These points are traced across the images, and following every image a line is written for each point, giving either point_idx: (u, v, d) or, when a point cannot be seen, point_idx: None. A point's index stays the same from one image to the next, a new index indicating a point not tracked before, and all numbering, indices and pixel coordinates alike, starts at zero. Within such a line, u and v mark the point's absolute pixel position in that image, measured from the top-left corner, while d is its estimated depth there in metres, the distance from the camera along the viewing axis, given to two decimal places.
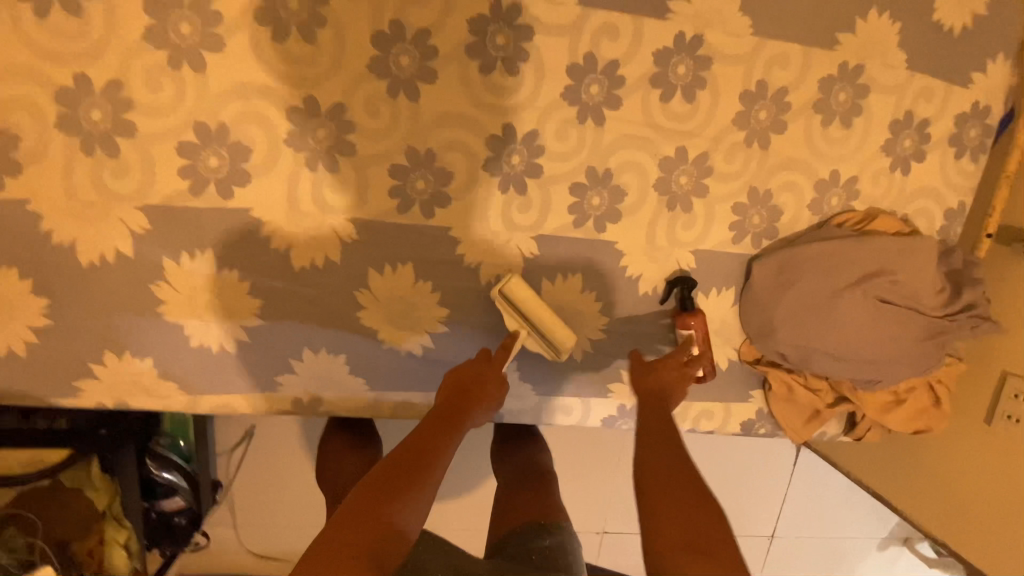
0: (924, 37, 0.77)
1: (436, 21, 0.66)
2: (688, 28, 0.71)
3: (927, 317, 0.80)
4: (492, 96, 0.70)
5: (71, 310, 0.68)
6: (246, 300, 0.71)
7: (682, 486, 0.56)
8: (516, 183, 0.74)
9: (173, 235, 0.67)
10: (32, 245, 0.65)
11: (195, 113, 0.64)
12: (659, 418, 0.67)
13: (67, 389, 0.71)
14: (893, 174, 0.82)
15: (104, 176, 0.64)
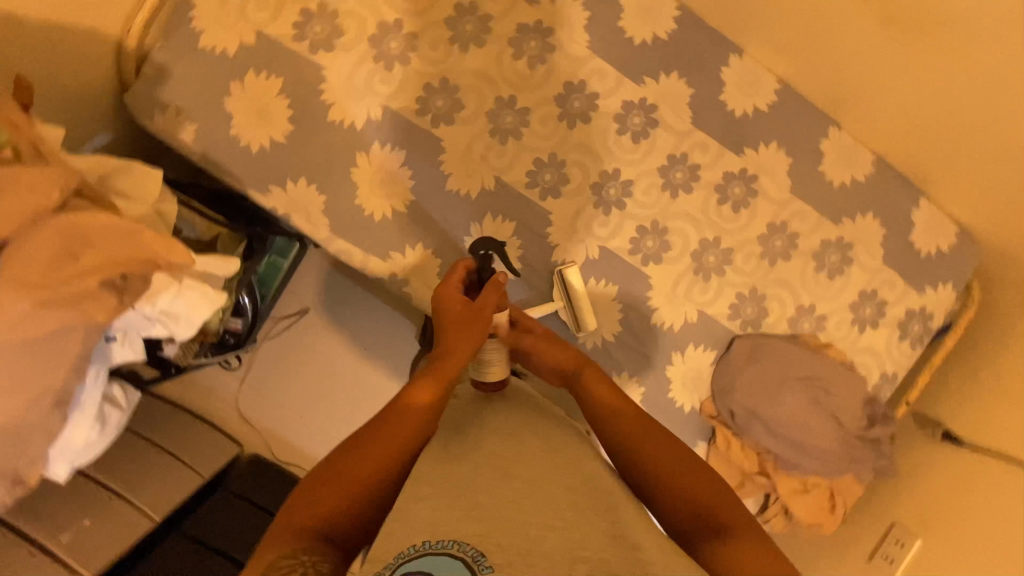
0: (899, 246, 1.12)
1: (606, 91, 1.04)
2: (750, 168, 1.08)
3: (845, 432, 1.06)
4: (617, 149, 1.06)
5: (301, 141, 1.00)
6: (405, 192, 1.03)
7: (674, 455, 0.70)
8: (606, 206, 1.07)
9: (391, 130, 1.01)
10: (307, 94, 0.99)
11: (447, 72, 1.01)
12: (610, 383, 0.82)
13: (262, 187, 1.00)
14: (852, 327, 1.12)
15: (375, 78, 1.00)
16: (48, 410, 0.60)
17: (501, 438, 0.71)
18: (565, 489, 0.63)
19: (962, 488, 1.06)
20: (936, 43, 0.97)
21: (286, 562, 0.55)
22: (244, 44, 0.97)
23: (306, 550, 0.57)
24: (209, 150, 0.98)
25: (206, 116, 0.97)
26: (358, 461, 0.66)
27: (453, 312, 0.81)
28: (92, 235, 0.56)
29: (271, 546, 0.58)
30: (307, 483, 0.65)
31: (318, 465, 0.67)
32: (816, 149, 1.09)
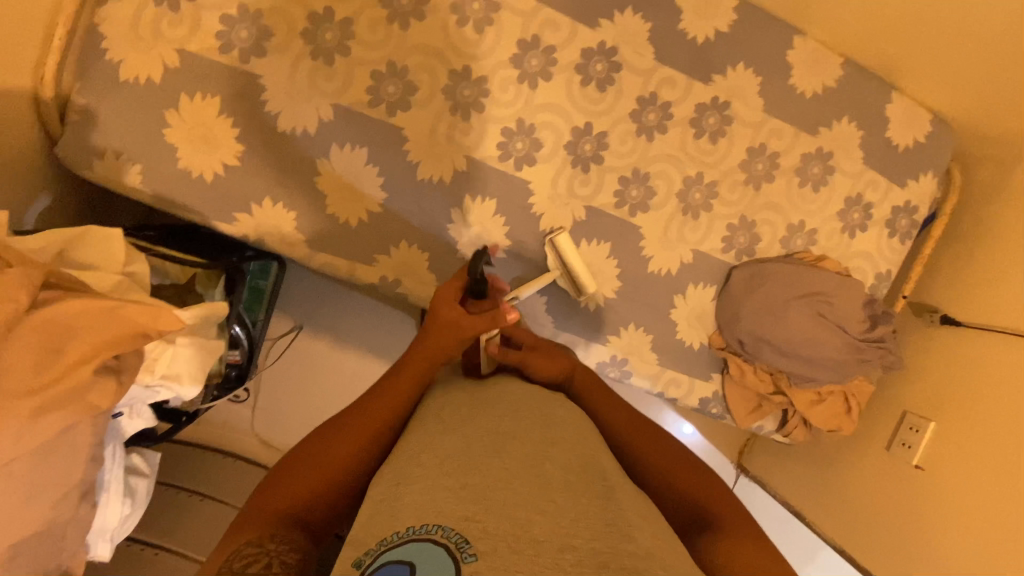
0: (878, 145, 1.11)
1: (563, 42, 0.99)
2: (722, 94, 1.05)
3: (852, 338, 1.08)
4: (584, 101, 1.01)
5: (255, 161, 0.94)
6: (376, 190, 0.98)
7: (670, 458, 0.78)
8: (584, 164, 1.04)
9: (346, 128, 0.95)
10: (249, 108, 0.92)
11: (392, 54, 0.94)
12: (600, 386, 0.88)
13: (227, 217, 0.95)
14: (843, 235, 1.13)
15: (318, 76, 0.93)
16: (76, 502, 0.59)
17: (493, 420, 0.69)
18: (552, 464, 0.62)
19: (964, 367, 1.11)
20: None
21: (254, 543, 0.60)
22: (168, 68, 0.89)
23: (274, 533, 0.62)
24: (161, 189, 0.92)
25: (149, 154, 0.91)
26: (326, 450, 0.71)
27: (441, 319, 0.81)
28: (75, 322, 0.54)
29: (245, 527, 0.63)
30: (279, 470, 0.70)
31: (291, 455, 0.72)
32: (783, 62, 1.06)
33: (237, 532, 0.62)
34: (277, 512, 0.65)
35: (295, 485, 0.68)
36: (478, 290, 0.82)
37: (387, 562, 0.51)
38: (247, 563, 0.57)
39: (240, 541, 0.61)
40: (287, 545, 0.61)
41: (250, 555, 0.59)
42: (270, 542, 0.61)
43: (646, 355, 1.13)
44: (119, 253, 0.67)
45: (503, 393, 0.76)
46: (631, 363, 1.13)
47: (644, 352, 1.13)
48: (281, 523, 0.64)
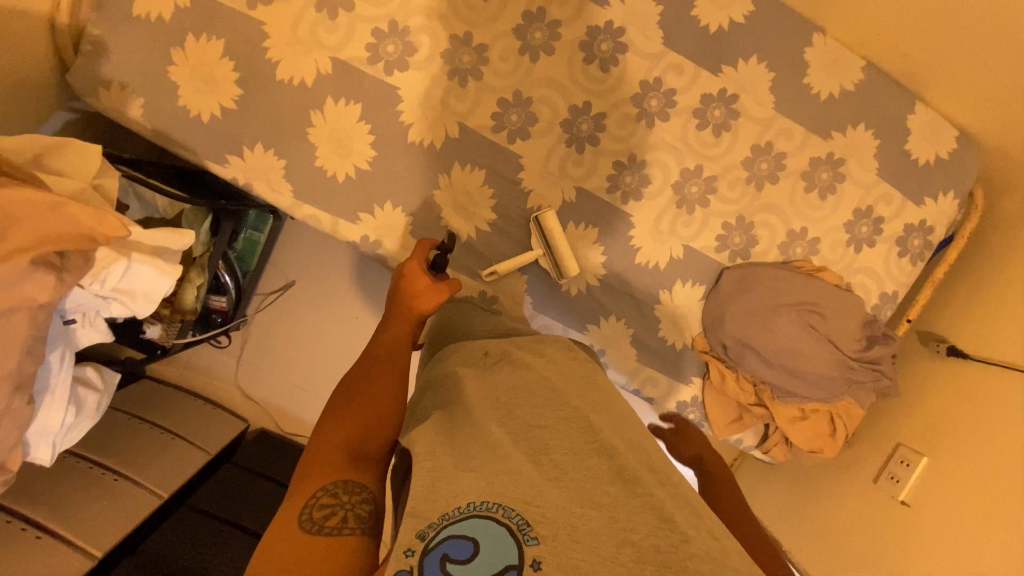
0: (895, 156, 1.05)
1: (569, 18, 0.97)
2: (730, 87, 1.01)
3: (844, 355, 1.02)
4: (585, 80, 0.99)
5: (251, 106, 0.96)
6: (366, 149, 0.99)
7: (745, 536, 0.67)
8: (579, 144, 1.02)
9: (343, 83, 0.96)
10: (251, 54, 0.94)
11: (395, 14, 0.94)
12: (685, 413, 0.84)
13: (220, 159, 0.97)
14: (847, 248, 1.07)
15: (320, 29, 0.94)
16: (9, 395, 0.61)
17: (544, 393, 0.67)
18: (604, 451, 0.58)
19: (968, 404, 1.03)
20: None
21: (329, 491, 0.61)
22: (179, 7, 0.92)
23: (344, 477, 0.63)
24: (159, 125, 0.95)
25: (151, 89, 0.94)
26: (374, 402, 0.74)
27: (419, 285, 0.87)
28: (15, 212, 0.56)
29: (312, 471, 0.64)
30: (332, 417, 0.72)
31: (346, 402, 0.74)
32: (799, 59, 1.01)
33: (308, 475, 0.63)
34: (343, 455, 0.66)
35: (354, 432, 0.69)
36: (440, 263, 0.90)
37: (452, 535, 0.53)
38: (327, 517, 0.59)
39: (314, 488, 0.62)
40: (361, 490, 0.63)
41: (326, 508, 0.60)
42: (343, 487, 0.62)
43: (625, 350, 1.09)
44: (92, 165, 0.69)
45: (549, 363, 0.74)
46: (608, 355, 1.09)
47: (622, 346, 1.09)
48: (351, 464, 0.65)
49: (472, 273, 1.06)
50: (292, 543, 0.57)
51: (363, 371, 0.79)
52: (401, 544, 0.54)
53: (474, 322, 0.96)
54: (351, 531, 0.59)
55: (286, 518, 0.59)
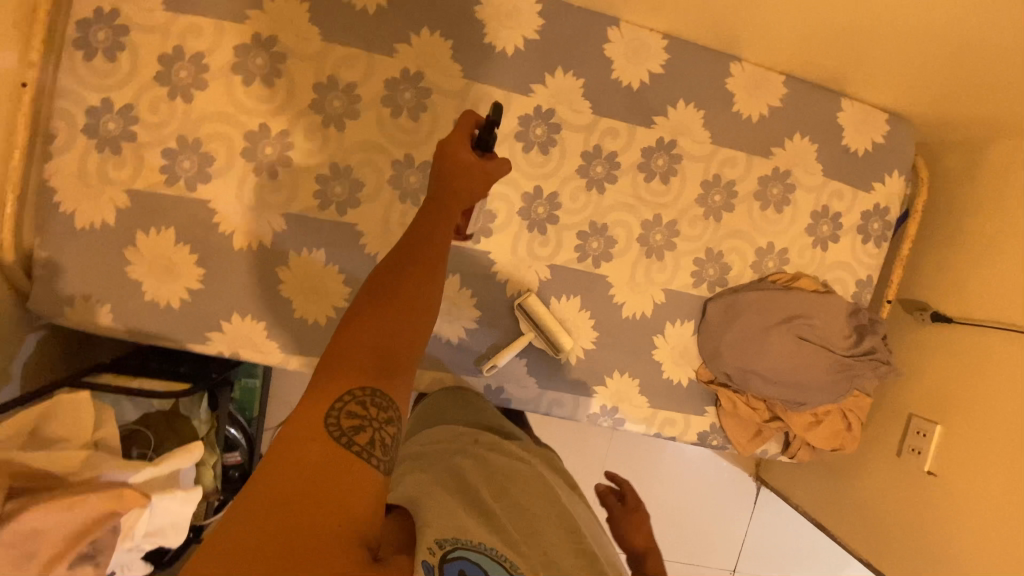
0: (836, 154, 1.10)
1: (499, 114, 1.00)
2: (666, 134, 1.04)
3: (837, 355, 1.06)
4: (529, 166, 1.02)
5: (217, 281, 0.96)
6: (339, 288, 1.00)
7: None
8: (540, 226, 1.04)
9: (300, 234, 0.97)
10: (203, 232, 0.94)
11: (333, 156, 0.96)
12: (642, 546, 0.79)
13: (201, 337, 0.97)
14: (815, 250, 1.11)
15: (265, 191, 0.95)
16: None
17: (534, 491, 0.74)
18: (586, 555, 0.64)
19: (964, 369, 1.07)
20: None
21: (355, 399, 0.62)
22: (119, 208, 0.92)
23: (373, 386, 0.63)
24: (133, 324, 0.95)
25: (114, 293, 0.93)
26: (412, 309, 0.68)
27: (464, 165, 0.73)
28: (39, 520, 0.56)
29: (341, 368, 0.63)
30: (369, 309, 0.67)
31: (384, 299, 0.67)
32: (723, 91, 1.05)
33: (341, 371, 0.63)
34: (373, 362, 0.64)
35: (387, 335, 0.66)
36: (486, 140, 0.75)
37: (467, 557, 0.58)
38: (355, 429, 0.60)
39: (344, 387, 0.62)
40: (390, 411, 0.64)
41: (356, 419, 0.61)
42: (372, 398, 0.63)
43: (636, 400, 1.11)
44: (85, 421, 0.70)
45: (535, 470, 0.81)
46: (622, 410, 1.11)
47: (633, 398, 1.11)
48: (384, 375, 0.64)
49: (473, 372, 1.07)
50: (320, 444, 0.58)
51: (399, 262, 0.71)
52: (424, 544, 0.60)
53: (448, 410, 1.00)
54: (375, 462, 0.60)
55: (317, 412, 0.60)
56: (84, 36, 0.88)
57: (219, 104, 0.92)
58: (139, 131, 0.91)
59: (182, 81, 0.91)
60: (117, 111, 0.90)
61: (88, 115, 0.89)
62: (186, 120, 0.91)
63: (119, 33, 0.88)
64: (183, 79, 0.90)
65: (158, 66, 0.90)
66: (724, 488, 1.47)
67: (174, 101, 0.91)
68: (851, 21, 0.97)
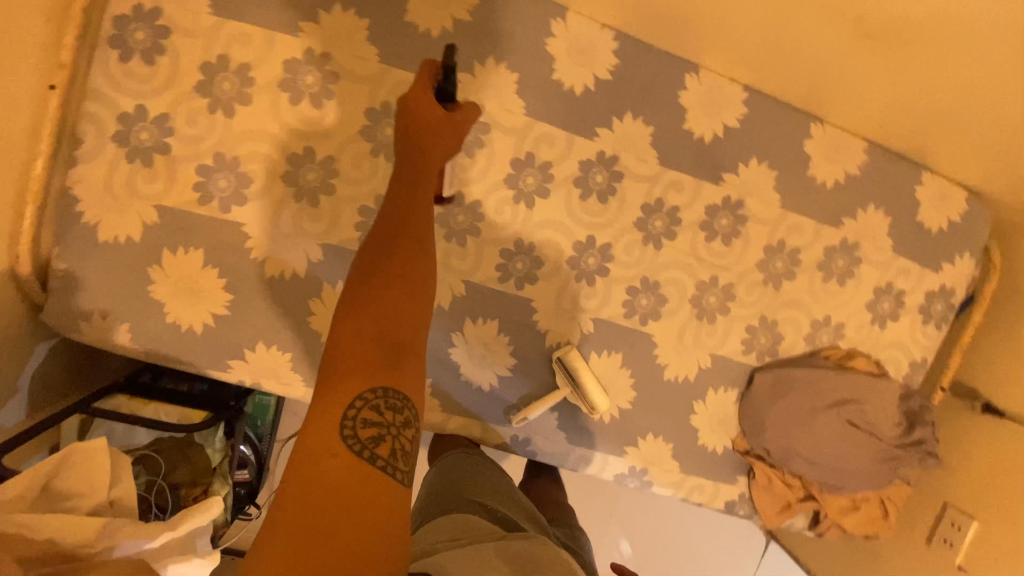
0: (908, 230, 1.03)
1: (559, 156, 0.93)
2: (734, 193, 0.97)
3: (886, 443, 1.01)
4: (584, 214, 0.95)
5: (244, 307, 0.90)
6: None
7: None
8: (588, 277, 0.98)
9: (337, 267, 0.91)
10: (233, 256, 0.88)
11: (380, 187, 0.89)
12: None
13: (222, 365, 0.91)
14: (872, 326, 1.05)
15: (304, 218, 0.88)
16: None
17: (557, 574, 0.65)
18: None
19: (1009, 466, 1.03)
20: (925, 55, 0.83)
21: (366, 404, 0.59)
22: (147, 225, 0.85)
23: (383, 386, 0.60)
24: (151, 346, 0.89)
25: (134, 311, 0.88)
26: (404, 293, 0.65)
27: (428, 123, 0.69)
28: None
29: (348, 375, 0.60)
30: (357, 302, 0.63)
31: (375, 289, 0.64)
32: (800, 152, 0.98)
33: (347, 373, 0.59)
34: (377, 360, 0.61)
35: (386, 325, 0.63)
36: (448, 91, 0.70)
37: None
38: (374, 441, 0.58)
39: (352, 393, 0.59)
40: (406, 412, 0.61)
41: (373, 428, 0.58)
42: (385, 399, 0.60)
43: (666, 464, 1.06)
44: (101, 476, 0.65)
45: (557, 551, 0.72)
46: (651, 473, 1.06)
47: (664, 461, 1.06)
48: (392, 371, 0.61)
49: (501, 421, 1.02)
50: (341, 460, 0.55)
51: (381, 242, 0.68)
52: None
53: (466, 477, 0.93)
54: (400, 474, 0.58)
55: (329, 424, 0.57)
56: (121, 34, 0.80)
57: (263, 123, 0.85)
58: (174, 144, 0.84)
59: (225, 94, 0.83)
60: (152, 120, 0.83)
61: (120, 120, 0.82)
62: (225, 137, 0.84)
63: (159, 34, 0.81)
64: (226, 92, 0.83)
65: (200, 75, 0.83)
66: (743, 547, 1.42)
67: (214, 115, 0.84)
68: (954, 100, 0.89)
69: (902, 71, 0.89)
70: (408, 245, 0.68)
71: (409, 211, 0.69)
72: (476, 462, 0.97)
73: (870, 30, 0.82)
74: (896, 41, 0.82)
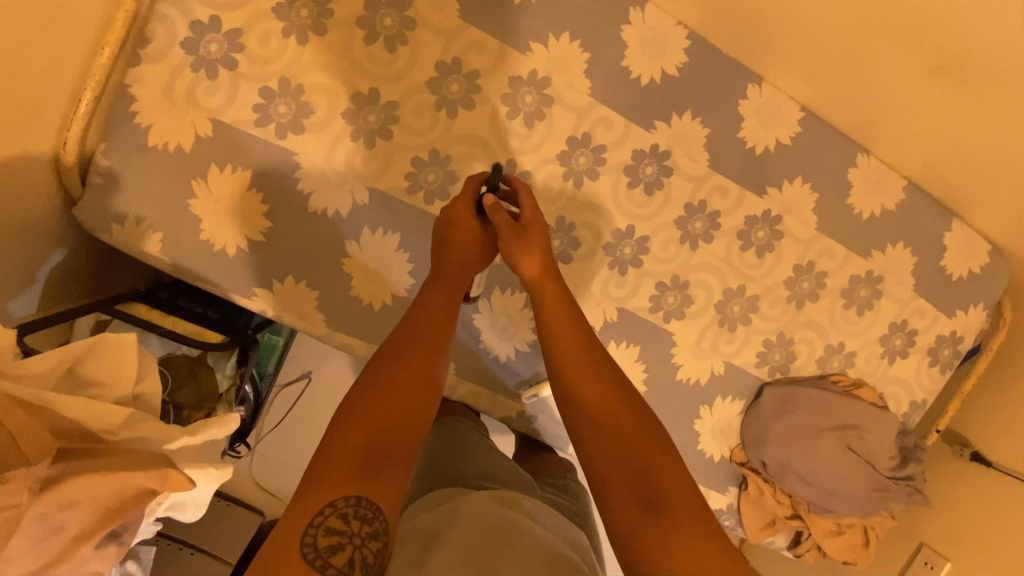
0: (931, 272, 1.06)
1: (615, 141, 0.94)
2: (774, 208, 1.00)
3: (880, 474, 1.03)
4: (628, 203, 0.96)
5: (282, 237, 0.90)
6: (404, 277, 0.94)
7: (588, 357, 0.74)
8: (622, 266, 0.99)
9: (380, 213, 0.91)
10: (280, 183, 0.88)
11: (436, 142, 0.90)
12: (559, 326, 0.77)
13: (247, 292, 0.90)
14: (882, 360, 1.08)
15: (356, 158, 0.89)
16: None
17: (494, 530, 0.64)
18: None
19: (990, 514, 1.06)
20: (991, 97, 0.87)
21: (335, 510, 0.56)
22: (199, 137, 0.85)
23: (358, 495, 0.58)
24: (180, 259, 0.88)
25: (170, 222, 0.86)
26: (405, 395, 0.67)
27: (465, 233, 0.81)
28: (72, 494, 0.54)
29: (327, 475, 0.59)
30: (361, 402, 0.65)
31: (378, 389, 0.66)
32: (843, 180, 1.00)
33: (328, 475, 0.59)
34: (360, 459, 0.60)
35: (379, 430, 0.63)
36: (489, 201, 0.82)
37: None
38: (332, 549, 0.55)
39: (324, 499, 0.57)
40: (376, 522, 0.58)
41: (334, 536, 0.55)
42: (356, 507, 0.57)
43: None
44: (128, 370, 0.64)
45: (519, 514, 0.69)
46: None
47: None
48: (370, 477, 0.59)
49: (510, 394, 1.03)
50: (295, 567, 0.53)
51: (391, 354, 0.71)
52: None
53: (454, 447, 0.89)
54: None
55: (294, 531, 0.55)
56: None
57: (334, 56, 0.85)
58: (242, 61, 0.83)
59: (302, 21, 0.83)
60: (223, 33, 0.82)
61: (191, 28, 0.81)
62: (294, 64, 0.84)
63: None
64: (303, 19, 0.83)
65: None
66: None
67: (287, 40, 0.83)
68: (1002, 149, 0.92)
69: (957, 115, 0.91)
70: (420, 357, 0.71)
71: (425, 322, 0.75)
72: (474, 433, 0.95)
73: (940, 65, 0.85)
74: (967, 78, 0.86)
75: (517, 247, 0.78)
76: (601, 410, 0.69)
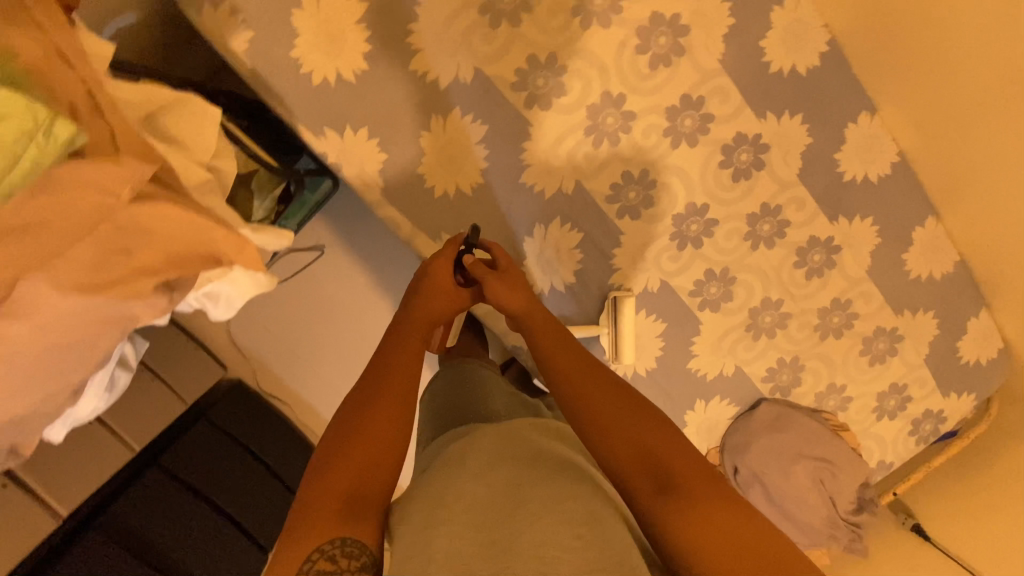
0: (945, 349, 1.10)
1: (724, 116, 0.93)
2: (837, 237, 1.01)
3: (836, 513, 1.09)
4: (711, 181, 0.96)
5: (371, 84, 0.85)
6: (473, 172, 0.91)
7: (588, 367, 0.72)
8: (682, 241, 0.98)
9: (478, 98, 0.88)
10: (392, 29, 0.83)
11: (558, 48, 0.87)
12: (555, 333, 0.77)
13: (317, 128, 0.84)
14: (873, 415, 1.12)
15: (475, 35, 0.85)
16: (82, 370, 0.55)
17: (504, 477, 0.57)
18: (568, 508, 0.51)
19: None
20: None
21: (323, 554, 0.49)
22: None
23: (342, 533, 0.51)
24: (260, 66, 0.80)
25: (267, 23, 0.79)
26: (377, 437, 0.60)
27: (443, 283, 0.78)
28: (152, 225, 0.54)
29: (303, 527, 0.51)
30: (324, 459, 0.57)
31: (343, 433, 0.59)
32: (907, 236, 1.03)
33: (300, 527, 0.51)
34: (341, 503, 0.53)
35: (352, 473, 0.56)
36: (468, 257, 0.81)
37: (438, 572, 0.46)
38: None
39: (303, 550, 0.49)
40: (365, 556, 0.51)
41: None
42: (342, 546, 0.50)
43: None
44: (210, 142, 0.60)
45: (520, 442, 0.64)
46: None
47: None
48: (350, 517, 0.52)
49: None
50: None
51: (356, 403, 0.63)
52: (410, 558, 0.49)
53: (456, 398, 0.86)
54: None
55: None
56: None
57: None
58: None
59: None
60: None
61: None
62: None
63: None
64: None
65: None
66: None
67: None
68: None
69: None
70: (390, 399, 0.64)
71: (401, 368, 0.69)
72: (483, 373, 0.92)
73: None
74: None
75: (500, 290, 0.78)
76: (605, 407, 0.66)
